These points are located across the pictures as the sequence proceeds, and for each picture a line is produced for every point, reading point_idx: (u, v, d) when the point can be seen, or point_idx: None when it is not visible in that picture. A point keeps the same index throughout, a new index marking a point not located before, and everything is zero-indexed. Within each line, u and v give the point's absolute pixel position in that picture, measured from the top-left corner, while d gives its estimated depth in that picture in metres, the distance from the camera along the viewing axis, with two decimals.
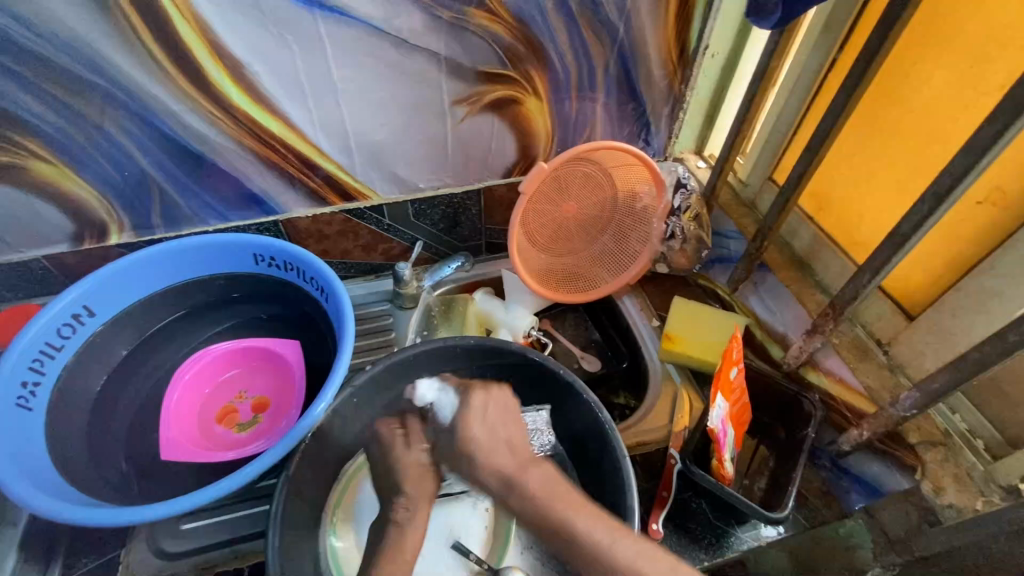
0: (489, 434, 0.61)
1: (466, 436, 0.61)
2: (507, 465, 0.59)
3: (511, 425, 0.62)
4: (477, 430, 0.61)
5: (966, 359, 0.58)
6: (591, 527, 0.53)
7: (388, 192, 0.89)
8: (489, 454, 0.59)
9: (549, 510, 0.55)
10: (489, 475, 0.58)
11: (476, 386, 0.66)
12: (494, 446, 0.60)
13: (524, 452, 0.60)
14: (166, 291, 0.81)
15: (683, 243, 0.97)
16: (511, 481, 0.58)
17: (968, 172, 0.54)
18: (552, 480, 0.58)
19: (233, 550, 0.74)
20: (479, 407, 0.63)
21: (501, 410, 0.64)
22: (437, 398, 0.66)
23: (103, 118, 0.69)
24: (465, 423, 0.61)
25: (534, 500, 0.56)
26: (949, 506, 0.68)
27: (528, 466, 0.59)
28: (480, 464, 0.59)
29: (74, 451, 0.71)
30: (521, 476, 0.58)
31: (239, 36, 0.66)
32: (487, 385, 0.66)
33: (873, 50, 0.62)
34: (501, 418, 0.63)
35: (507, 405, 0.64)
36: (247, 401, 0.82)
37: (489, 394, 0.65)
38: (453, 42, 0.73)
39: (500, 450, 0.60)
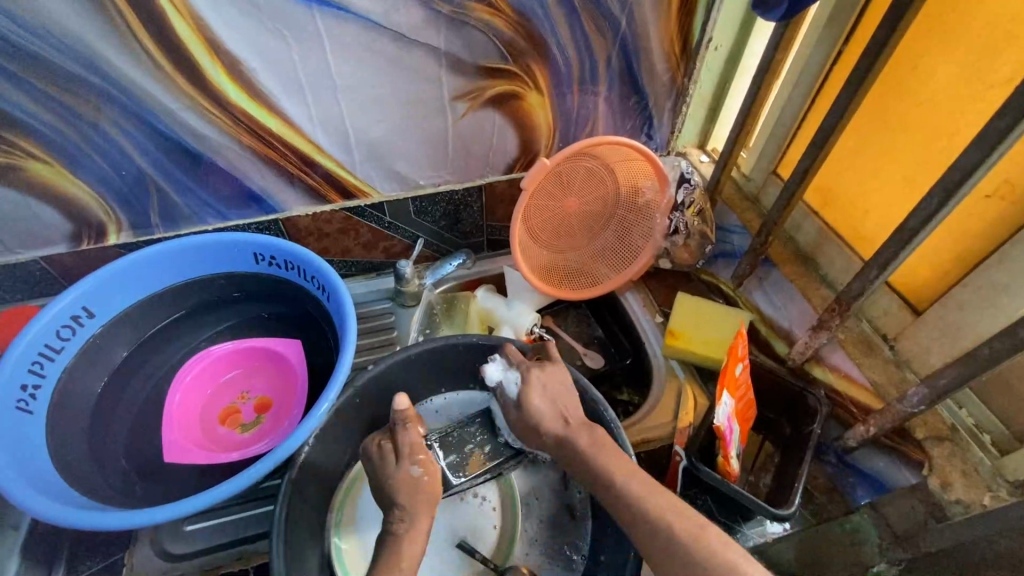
0: (549, 405, 0.66)
1: (528, 406, 0.66)
2: (561, 432, 0.65)
3: (567, 397, 0.68)
4: (538, 401, 0.66)
5: (975, 355, 0.58)
6: (630, 479, 0.60)
7: (388, 189, 0.88)
8: (549, 420, 0.66)
9: (600, 465, 0.62)
10: (545, 437, 0.66)
11: (535, 363, 0.70)
12: (554, 416, 0.66)
13: (579, 418, 0.67)
14: (166, 291, 0.80)
15: (686, 238, 0.96)
16: (565, 439, 0.65)
17: (978, 167, 0.53)
18: (604, 443, 0.64)
19: (239, 551, 0.73)
20: (536, 381, 0.67)
21: (560, 384, 0.69)
22: (504, 377, 0.69)
23: (99, 116, 0.68)
24: (525, 394, 0.67)
25: (587, 457, 0.63)
26: (956, 502, 0.68)
27: (581, 430, 0.65)
28: (541, 428, 0.66)
29: (74, 454, 0.71)
30: (575, 438, 0.65)
31: (237, 33, 0.65)
32: (542, 361, 0.70)
33: (879, 41, 0.61)
34: (561, 392, 0.68)
35: (566, 379, 0.69)
36: (249, 402, 0.82)
37: (548, 368, 0.69)
38: (453, 36, 0.72)
39: (556, 419, 0.66)
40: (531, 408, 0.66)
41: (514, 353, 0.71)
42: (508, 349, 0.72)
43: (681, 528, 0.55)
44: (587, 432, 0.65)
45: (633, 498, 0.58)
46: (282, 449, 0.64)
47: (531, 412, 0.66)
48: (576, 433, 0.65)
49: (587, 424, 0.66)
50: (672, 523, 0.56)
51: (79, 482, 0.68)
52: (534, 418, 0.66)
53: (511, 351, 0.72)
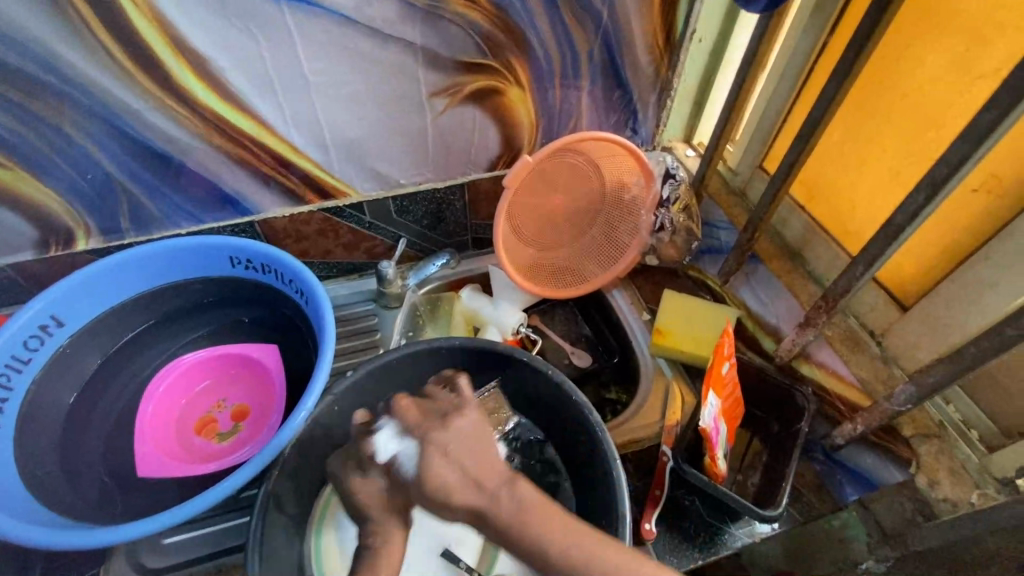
0: (459, 473, 0.53)
1: (427, 479, 0.53)
2: (475, 499, 0.52)
3: (479, 449, 0.54)
4: (445, 472, 0.53)
5: (962, 353, 0.57)
6: (568, 545, 0.50)
7: (367, 188, 0.86)
8: (461, 493, 0.52)
9: (530, 536, 0.50)
10: (458, 512, 0.52)
11: (434, 422, 0.56)
12: (464, 483, 0.52)
13: (494, 477, 0.53)
14: (139, 298, 0.78)
15: (672, 234, 0.95)
16: (485, 512, 0.52)
17: (964, 162, 0.52)
18: (533, 501, 0.52)
19: (217, 563, 0.72)
20: (435, 445, 0.54)
21: (468, 434, 0.55)
22: (400, 449, 0.55)
23: (60, 119, 0.65)
24: (428, 465, 0.53)
25: (511, 529, 0.51)
26: (944, 500, 0.67)
27: (501, 491, 0.52)
28: (452, 502, 0.52)
29: (45, 469, 0.69)
30: (495, 506, 0.52)
31: (202, 30, 0.62)
32: (445, 416, 0.56)
33: (864, 32, 0.59)
34: (471, 450, 0.54)
35: (476, 427, 0.56)
36: (226, 411, 0.80)
37: (452, 424, 0.55)
38: (429, 31, 0.70)
39: (467, 488, 0.52)
40: (432, 480, 0.52)
41: (410, 413, 0.57)
42: (400, 407, 0.58)
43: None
44: (510, 490, 0.53)
45: (576, 561, 0.50)
46: (256, 461, 0.62)
47: (431, 485, 0.52)
48: (496, 499, 0.52)
49: (507, 481, 0.53)
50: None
51: (50, 497, 0.67)
52: (439, 496, 0.52)
53: (404, 408, 0.58)
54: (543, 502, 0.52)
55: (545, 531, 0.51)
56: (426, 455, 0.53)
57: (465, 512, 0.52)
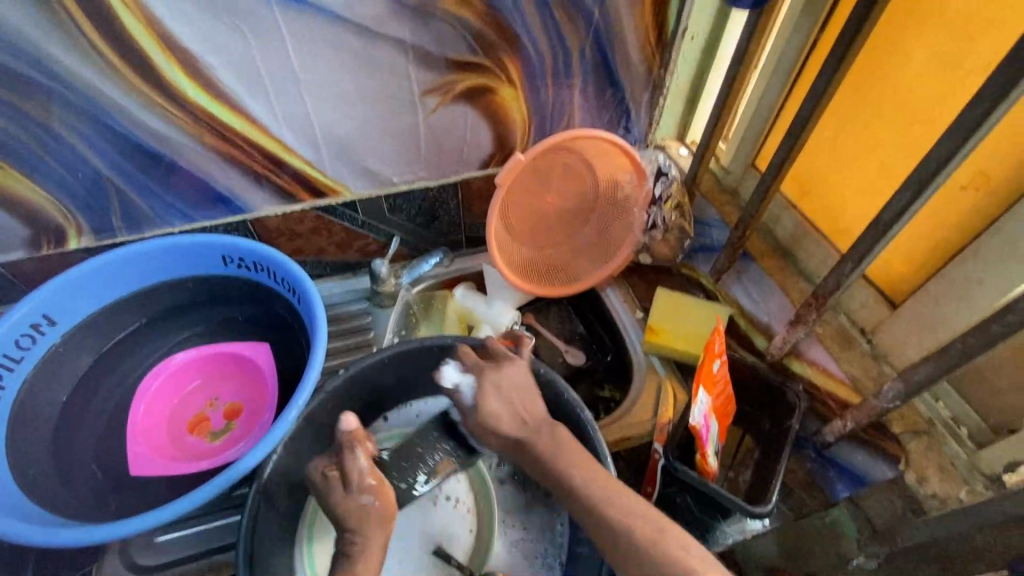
0: (503, 406, 0.66)
1: (481, 407, 0.66)
2: (518, 431, 0.66)
3: (525, 397, 0.67)
4: (493, 403, 0.66)
5: (949, 350, 0.57)
6: (589, 483, 0.62)
7: (360, 187, 0.86)
8: (506, 422, 0.66)
9: (558, 465, 0.64)
10: (501, 437, 0.67)
11: (491, 363, 0.68)
12: (511, 417, 0.66)
13: (538, 417, 0.67)
14: (131, 296, 0.78)
15: (665, 232, 0.95)
16: (525, 440, 0.66)
17: (951, 159, 0.52)
18: (563, 441, 0.66)
19: (210, 561, 0.72)
20: (490, 384, 0.66)
21: (517, 383, 0.67)
22: (460, 382, 0.67)
23: (51, 118, 0.65)
24: (481, 397, 0.66)
25: (545, 455, 0.65)
26: (933, 496, 0.69)
27: (542, 427, 0.67)
28: (499, 430, 0.66)
29: (37, 467, 0.69)
30: (534, 437, 0.66)
31: (191, 28, 0.62)
32: (499, 361, 0.68)
33: (853, 29, 0.59)
34: (516, 392, 0.67)
35: (524, 379, 0.68)
36: (218, 409, 0.80)
37: (505, 369, 0.67)
38: (420, 28, 0.70)
39: (512, 420, 0.66)
40: (484, 408, 0.66)
41: (468, 357, 0.69)
42: (462, 351, 0.70)
43: (642, 532, 0.57)
44: (549, 429, 0.67)
45: (596, 498, 0.61)
46: (247, 460, 0.62)
47: (482, 411, 0.66)
48: (535, 432, 0.66)
49: (548, 421, 0.67)
50: (634, 529, 0.57)
51: (41, 496, 0.67)
52: (490, 419, 0.66)
53: (465, 352, 0.69)
54: (573, 441, 0.66)
55: (572, 467, 0.63)
56: (483, 389, 0.66)
57: (507, 438, 0.67)
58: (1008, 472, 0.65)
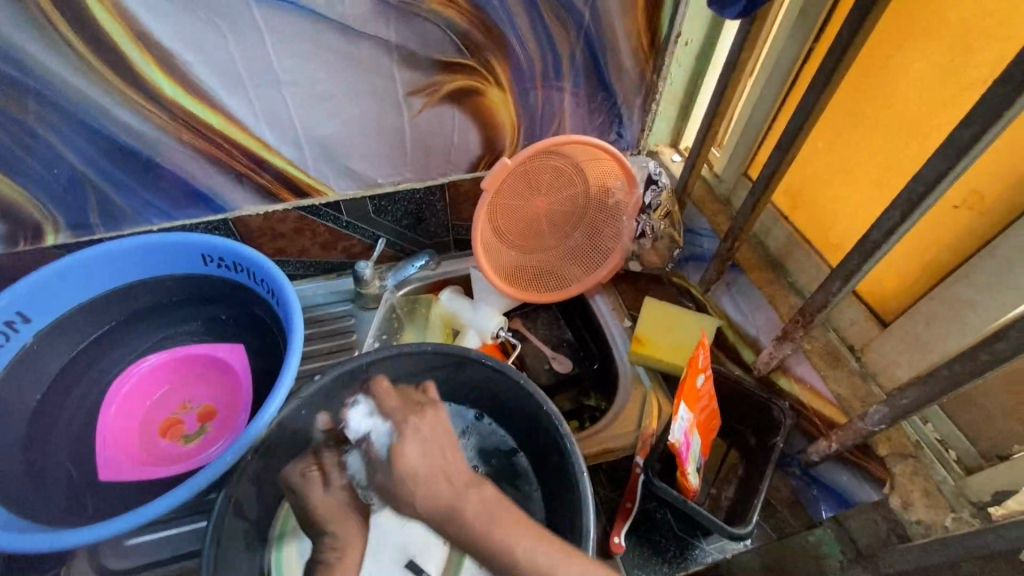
0: (425, 459, 0.57)
1: (401, 464, 0.56)
2: (444, 494, 0.55)
3: (450, 449, 0.59)
4: (413, 455, 0.57)
5: (936, 375, 0.55)
6: (535, 548, 0.54)
7: (344, 188, 0.84)
8: (427, 482, 0.55)
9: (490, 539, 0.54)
10: (420, 507, 0.55)
11: (410, 411, 0.62)
12: (433, 476, 0.56)
13: (461, 476, 0.57)
14: (108, 295, 0.77)
15: (655, 240, 0.92)
16: (454, 510, 0.55)
17: (942, 179, 0.50)
18: (492, 502, 0.56)
19: (181, 566, 0.72)
20: (412, 431, 0.59)
21: (444, 429, 0.61)
22: (371, 427, 0.61)
23: (24, 112, 0.64)
24: (399, 447, 0.57)
25: (474, 528, 0.54)
26: (917, 522, 0.67)
27: (469, 489, 0.56)
28: (417, 496, 0.55)
29: (6, 468, 0.68)
30: (461, 504, 0.55)
31: (167, 25, 0.61)
32: (421, 409, 0.62)
33: (847, 40, 0.57)
34: (439, 440, 0.59)
35: (447, 425, 0.61)
36: (192, 411, 0.79)
37: (428, 414, 0.61)
38: (404, 28, 0.68)
39: (435, 477, 0.56)
40: (404, 463, 0.56)
41: (388, 398, 0.63)
42: (378, 391, 0.64)
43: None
44: (475, 490, 0.57)
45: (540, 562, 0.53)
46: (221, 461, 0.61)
47: (405, 473, 0.56)
48: (468, 491, 0.56)
49: (473, 481, 0.57)
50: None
51: (10, 499, 0.66)
52: (409, 482, 0.55)
53: (382, 393, 0.64)
54: (501, 503, 0.57)
55: (511, 535, 0.54)
56: (403, 437, 0.58)
57: (428, 506, 0.55)
58: (994, 505, 0.64)
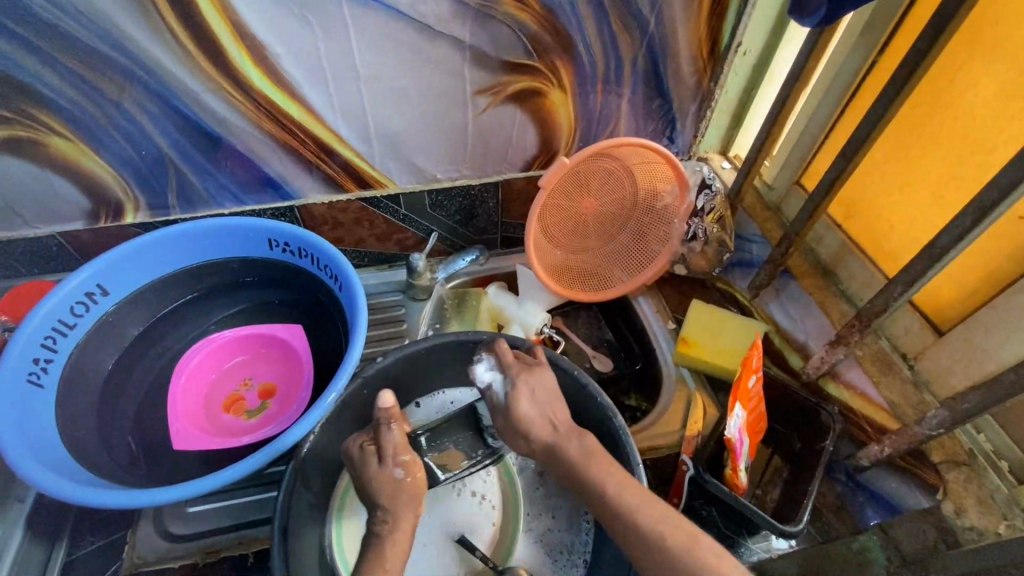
0: (538, 410, 0.65)
1: (518, 414, 0.64)
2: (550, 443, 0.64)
3: (558, 401, 0.66)
4: (528, 407, 0.64)
5: (1001, 380, 0.57)
6: (621, 491, 0.59)
7: (404, 181, 0.88)
8: (538, 426, 0.64)
9: (590, 475, 0.61)
10: (532, 441, 0.65)
11: (523, 365, 0.67)
12: (542, 426, 0.65)
13: (567, 422, 0.66)
14: (179, 273, 0.80)
15: (705, 244, 0.95)
16: (555, 446, 0.64)
17: (1017, 187, 0.51)
18: (593, 450, 0.64)
19: (239, 535, 0.74)
20: (526, 384, 0.65)
21: (549, 388, 0.67)
22: (492, 379, 0.67)
23: (120, 94, 0.68)
24: (515, 400, 0.65)
25: (575, 465, 0.63)
26: (970, 528, 0.69)
27: (572, 436, 0.65)
28: (531, 432, 0.65)
29: (81, 431, 0.71)
30: (564, 445, 0.64)
31: (263, 18, 0.64)
32: (530, 365, 0.68)
33: (920, 51, 0.59)
34: (549, 396, 0.66)
35: (555, 386, 0.67)
36: (252, 389, 0.82)
37: (537, 372, 0.67)
38: (480, 29, 0.71)
39: (546, 423, 0.65)
40: (520, 408, 0.64)
41: (505, 355, 0.68)
42: (498, 349, 0.69)
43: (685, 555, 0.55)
44: (580, 438, 0.64)
45: (623, 506, 0.59)
46: (288, 436, 0.64)
47: (520, 419, 0.64)
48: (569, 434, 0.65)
49: (578, 430, 0.65)
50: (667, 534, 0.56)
51: (86, 459, 0.69)
52: (522, 423, 0.64)
53: (501, 350, 0.69)
54: (608, 457, 0.63)
55: (604, 474, 0.61)
56: (518, 390, 0.65)
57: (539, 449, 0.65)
58: None
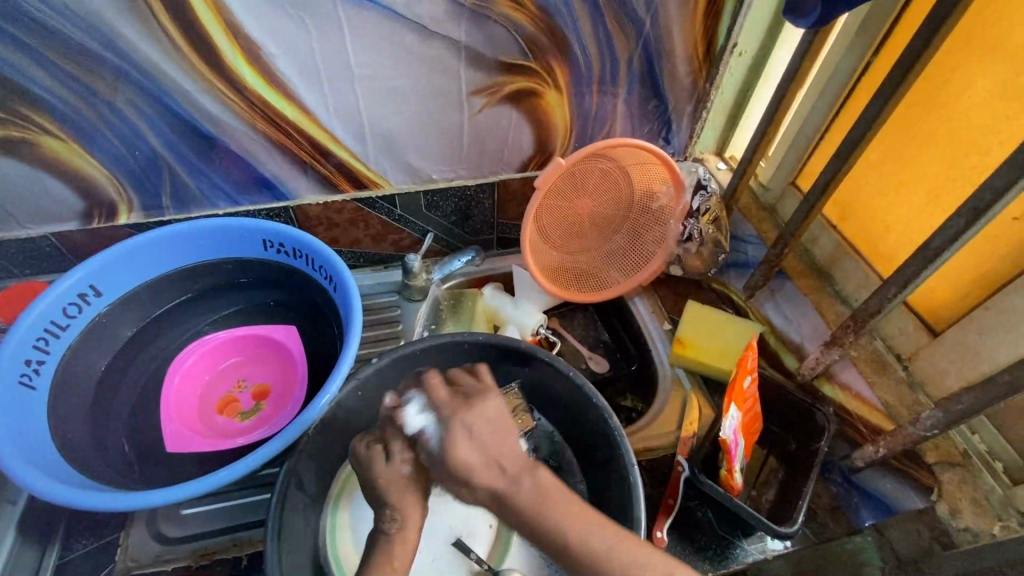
0: (479, 454, 0.56)
1: (455, 460, 0.55)
2: (497, 482, 0.55)
3: (502, 436, 0.58)
4: (467, 453, 0.56)
5: (995, 381, 0.57)
6: (586, 535, 0.53)
7: (400, 181, 0.87)
8: (482, 473, 0.55)
9: (548, 520, 0.54)
10: (478, 490, 0.56)
11: (459, 402, 0.59)
12: (485, 466, 0.55)
13: (516, 462, 0.56)
14: (174, 274, 0.80)
15: (700, 245, 0.94)
16: (506, 494, 0.55)
17: (1011, 187, 0.51)
18: (552, 487, 0.56)
19: (233, 537, 0.74)
20: (463, 425, 0.57)
21: (494, 421, 0.58)
22: (425, 424, 0.58)
23: (113, 94, 0.67)
24: (449, 447, 0.56)
25: (529, 510, 0.54)
26: (965, 529, 0.69)
27: (522, 476, 0.56)
28: (475, 482, 0.55)
29: (75, 433, 0.71)
30: (516, 489, 0.55)
31: (257, 17, 0.64)
32: (468, 399, 0.60)
33: (915, 52, 0.59)
34: (492, 434, 0.57)
35: (498, 415, 0.59)
36: (246, 390, 0.81)
37: (476, 406, 0.59)
38: (475, 30, 0.71)
39: (489, 467, 0.55)
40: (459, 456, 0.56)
41: (437, 391, 0.61)
42: (429, 385, 0.62)
43: (649, 560, 0.54)
44: (530, 476, 0.56)
45: (594, 546, 0.53)
46: (282, 439, 0.63)
47: (458, 465, 0.55)
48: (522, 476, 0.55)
49: (528, 467, 0.56)
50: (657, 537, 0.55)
51: (79, 461, 0.69)
52: (462, 472, 0.55)
53: (433, 386, 0.62)
54: (563, 492, 0.56)
55: (561, 514, 0.54)
56: (453, 433, 0.57)
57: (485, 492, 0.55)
58: None
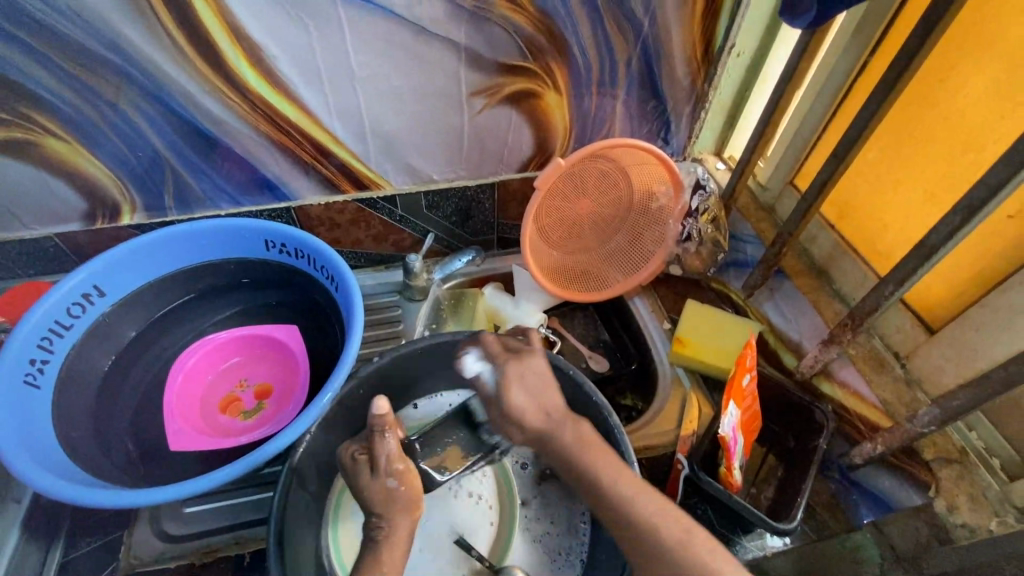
0: (529, 399, 0.65)
1: (509, 402, 0.65)
2: (543, 423, 0.64)
3: (548, 388, 0.66)
4: (518, 395, 0.65)
5: (990, 377, 0.58)
6: (615, 477, 0.60)
7: (400, 182, 0.88)
8: (531, 413, 0.65)
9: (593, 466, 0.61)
10: (526, 430, 0.65)
11: (513, 354, 0.68)
12: (535, 409, 0.65)
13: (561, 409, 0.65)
14: (176, 274, 0.81)
15: (699, 245, 0.95)
16: (549, 434, 0.64)
17: (1005, 185, 0.52)
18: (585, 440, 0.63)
19: (236, 535, 0.74)
20: (514, 377, 0.66)
21: (541, 373, 0.67)
22: (481, 369, 0.68)
23: (118, 96, 0.68)
24: (504, 390, 0.65)
25: (568, 449, 0.63)
26: (962, 525, 0.71)
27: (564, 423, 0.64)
28: (525, 421, 0.65)
29: (79, 431, 0.71)
30: (558, 433, 0.64)
31: (258, 19, 0.64)
32: (521, 353, 0.69)
33: (910, 53, 0.60)
34: (540, 384, 0.66)
35: (546, 370, 0.67)
36: (249, 389, 0.82)
37: (528, 360, 0.67)
38: (475, 32, 0.72)
39: (538, 413, 0.65)
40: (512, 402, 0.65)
41: (494, 345, 0.70)
42: (485, 340, 0.71)
43: (652, 544, 0.56)
44: (574, 426, 0.64)
45: (614, 498, 0.58)
46: (284, 437, 0.64)
47: (511, 407, 0.65)
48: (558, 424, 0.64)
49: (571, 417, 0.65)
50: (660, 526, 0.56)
51: (83, 459, 0.69)
52: (517, 414, 0.65)
53: (489, 342, 0.70)
54: (599, 441, 0.63)
55: (599, 464, 0.61)
56: (508, 380, 0.66)
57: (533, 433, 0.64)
58: None
